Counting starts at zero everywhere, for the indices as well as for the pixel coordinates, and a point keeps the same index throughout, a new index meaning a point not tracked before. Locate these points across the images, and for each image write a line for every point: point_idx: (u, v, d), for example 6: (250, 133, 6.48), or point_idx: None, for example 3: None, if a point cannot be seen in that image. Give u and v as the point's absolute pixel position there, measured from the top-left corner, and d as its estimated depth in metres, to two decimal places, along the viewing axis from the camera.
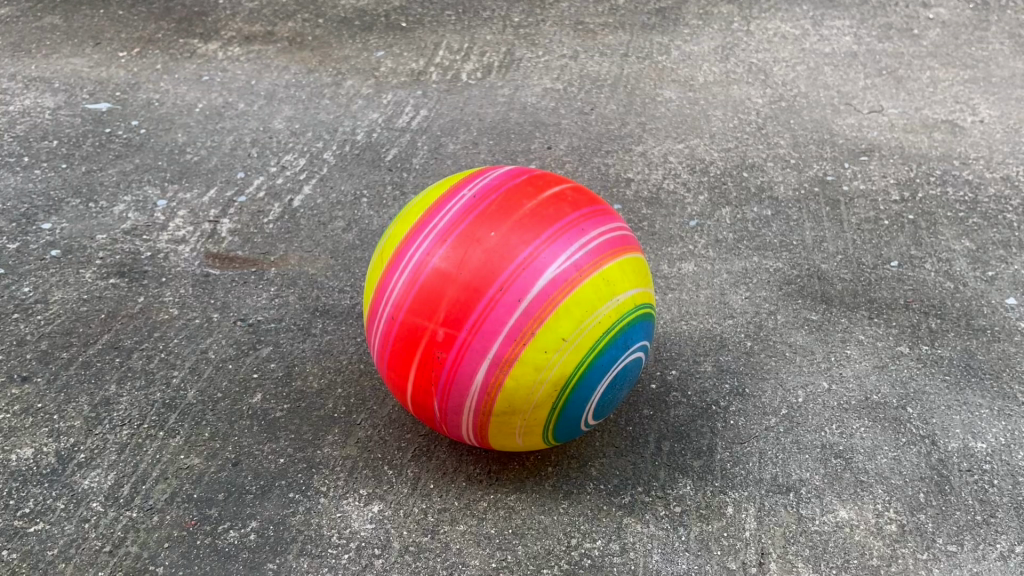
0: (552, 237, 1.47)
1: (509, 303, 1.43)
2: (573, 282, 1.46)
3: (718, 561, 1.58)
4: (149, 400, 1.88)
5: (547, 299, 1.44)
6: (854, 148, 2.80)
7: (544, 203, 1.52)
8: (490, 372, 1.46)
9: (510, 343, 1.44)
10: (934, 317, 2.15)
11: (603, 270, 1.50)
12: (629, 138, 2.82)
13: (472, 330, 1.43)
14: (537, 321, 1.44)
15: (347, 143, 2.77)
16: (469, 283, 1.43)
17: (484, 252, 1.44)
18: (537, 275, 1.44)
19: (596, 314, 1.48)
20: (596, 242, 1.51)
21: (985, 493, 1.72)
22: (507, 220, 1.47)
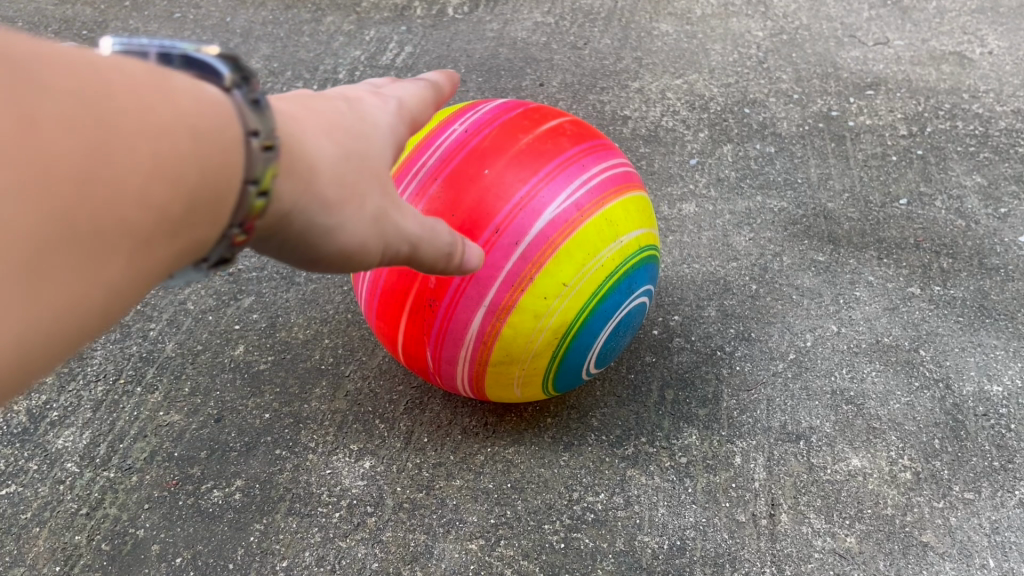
0: (550, 173, 1.36)
1: (507, 246, 1.32)
2: (574, 224, 1.36)
3: (727, 513, 1.51)
4: (126, 354, 1.78)
5: (547, 242, 1.34)
6: (859, 82, 2.68)
7: (541, 137, 1.41)
8: (486, 320, 1.37)
9: (508, 290, 1.35)
10: (945, 256, 2.06)
11: (606, 210, 1.40)
12: (625, 74, 2.69)
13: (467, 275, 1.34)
14: (537, 266, 1.34)
15: (329, 83, 2.63)
16: (462, 225, 1.33)
17: (478, 191, 1.34)
18: (535, 215, 1.33)
19: (599, 257, 1.39)
20: (598, 180, 1.41)
21: (1001, 438, 1.65)
22: (502, 155, 1.36)
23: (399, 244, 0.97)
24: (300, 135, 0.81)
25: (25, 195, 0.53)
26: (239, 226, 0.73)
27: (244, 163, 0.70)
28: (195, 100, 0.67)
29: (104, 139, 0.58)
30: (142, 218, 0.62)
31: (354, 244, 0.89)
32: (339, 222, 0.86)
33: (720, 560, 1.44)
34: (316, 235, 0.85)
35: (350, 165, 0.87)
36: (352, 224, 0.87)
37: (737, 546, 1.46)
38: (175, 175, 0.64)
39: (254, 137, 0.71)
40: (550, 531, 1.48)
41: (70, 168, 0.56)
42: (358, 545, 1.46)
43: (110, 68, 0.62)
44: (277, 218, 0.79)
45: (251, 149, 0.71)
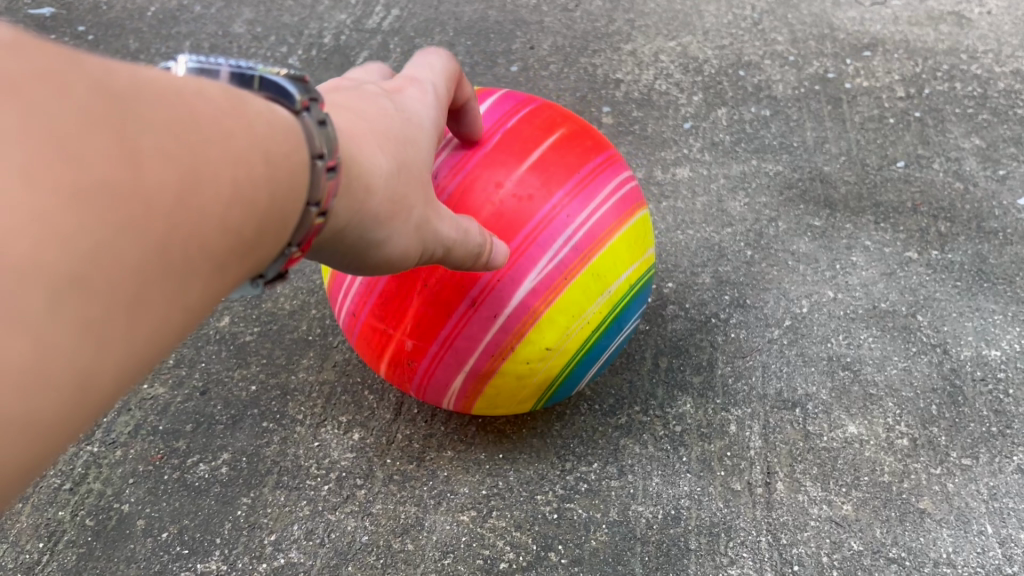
0: (533, 233, 1.25)
1: (486, 318, 1.27)
2: (556, 290, 1.27)
3: (722, 482, 1.49)
4: None
5: (527, 311, 1.27)
6: (856, 43, 2.63)
7: (526, 178, 1.26)
8: (467, 380, 1.35)
9: (488, 357, 1.31)
10: (943, 220, 2.03)
11: (592, 264, 1.30)
12: (617, 37, 2.63)
13: (444, 347, 1.30)
14: (517, 336, 1.29)
15: (313, 47, 2.56)
16: (437, 298, 1.26)
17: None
18: (515, 284, 1.25)
19: (583, 314, 1.32)
20: (584, 230, 1.28)
21: (999, 404, 1.63)
22: (481, 211, 1.24)
23: (436, 248, 1.02)
24: (361, 154, 0.84)
25: (131, 224, 0.52)
26: (295, 244, 0.75)
27: (314, 186, 0.72)
28: (267, 123, 0.68)
29: (195, 164, 0.57)
30: (222, 241, 0.61)
31: (397, 249, 0.94)
32: (387, 230, 0.90)
33: (716, 529, 1.42)
34: (364, 245, 0.89)
35: (400, 178, 0.91)
36: (398, 233, 0.92)
37: (732, 516, 1.44)
38: (251, 201, 0.64)
39: (322, 160, 0.72)
40: (542, 501, 1.46)
41: (169, 195, 0.54)
42: (347, 518, 1.43)
43: (192, 94, 0.61)
44: (330, 233, 0.82)
45: (319, 170, 0.72)
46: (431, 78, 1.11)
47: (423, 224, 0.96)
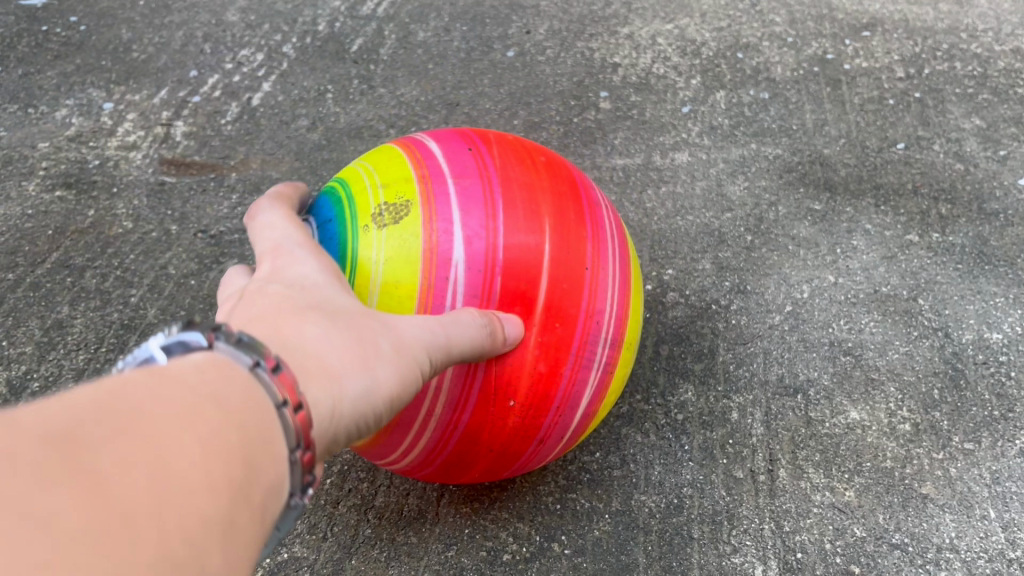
0: (577, 364, 1.16)
1: (552, 441, 1.23)
2: (605, 386, 1.24)
3: (725, 470, 1.48)
4: (106, 322, 1.73)
5: (586, 416, 1.24)
6: (855, 23, 2.61)
7: (552, 313, 1.12)
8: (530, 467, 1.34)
9: (553, 453, 1.30)
10: (944, 203, 2.02)
11: (625, 340, 1.24)
12: (614, 20, 2.61)
13: (515, 468, 1.27)
14: (579, 433, 1.28)
15: (308, 35, 2.54)
16: (504, 452, 1.20)
17: (515, 421, 1.15)
18: (574, 411, 1.20)
19: (624, 376, 1.30)
20: (612, 322, 1.20)
21: (1001, 387, 1.62)
22: (525, 376, 1.12)
23: (439, 355, 0.94)
24: (298, 356, 0.75)
25: (117, 546, 0.47)
26: (300, 446, 0.68)
27: (270, 393, 0.66)
28: (193, 369, 0.63)
29: (148, 449, 0.52)
30: (221, 500, 0.55)
31: (400, 386, 0.86)
32: (376, 376, 0.82)
33: (719, 517, 1.42)
34: (369, 401, 0.81)
35: (344, 332, 0.82)
36: (386, 369, 0.84)
37: (735, 504, 1.44)
38: (223, 445, 0.58)
39: (260, 365, 0.67)
40: (545, 492, 1.46)
41: (137, 499, 0.49)
42: (350, 512, 1.43)
43: (120, 387, 0.57)
44: (326, 421, 0.75)
45: (263, 377, 0.67)
46: (286, 232, 1.00)
47: (400, 347, 0.88)
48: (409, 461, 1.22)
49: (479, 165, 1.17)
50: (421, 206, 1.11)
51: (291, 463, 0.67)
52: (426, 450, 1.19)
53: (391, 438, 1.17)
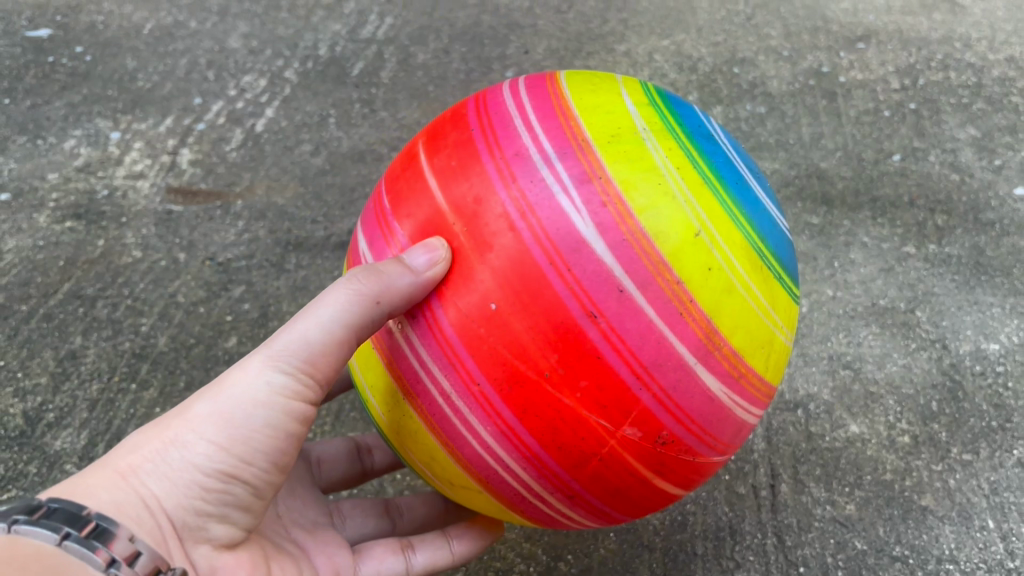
0: (525, 199, 0.85)
1: (619, 317, 0.82)
2: (611, 189, 0.84)
3: (727, 486, 1.51)
4: (118, 351, 1.76)
5: (627, 249, 0.82)
6: (850, 35, 2.64)
7: (456, 195, 0.90)
8: (717, 368, 0.87)
9: (684, 324, 0.84)
10: (940, 214, 2.04)
11: (590, 131, 0.88)
12: (611, 37, 2.64)
13: (649, 374, 0.83)
14: (664, 268, 0.83)
15: (310, 60, 2.58)
16: (573, 362, 0.82)
17: (516, 317, 0.83)
18: (579, 243, 0.82)
19: (652, 160, 0.87)
20: (540, 133, 0.89)
21: (999, 398, 1.65)
22: (477, 274, 0.86)
23: (304, 356, 0.95)
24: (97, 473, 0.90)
25: None
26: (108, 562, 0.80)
27: (42, 537, 0.78)
28: None
29: None
30: None
31: (232, 426, 0.94)
32: (184, 440, 0.92)
33: (721, 533, 1.45)
34: (189, 462, 0.92)
35: (155, 426, 0.94)
36: (199, 421, 0.93)
37: (738, 519, 1.46)
38: None
39: (17, 521, 0.78)
40: None
41: None
42: None
43: None
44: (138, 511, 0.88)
45: (28, 528, 0.78)
46: None
47: (210, 398, 0.94)
48: (526, 481, 0.91)
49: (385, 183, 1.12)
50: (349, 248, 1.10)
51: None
52: (515, 459, 0.89)
53: (472, 466, 0.92)
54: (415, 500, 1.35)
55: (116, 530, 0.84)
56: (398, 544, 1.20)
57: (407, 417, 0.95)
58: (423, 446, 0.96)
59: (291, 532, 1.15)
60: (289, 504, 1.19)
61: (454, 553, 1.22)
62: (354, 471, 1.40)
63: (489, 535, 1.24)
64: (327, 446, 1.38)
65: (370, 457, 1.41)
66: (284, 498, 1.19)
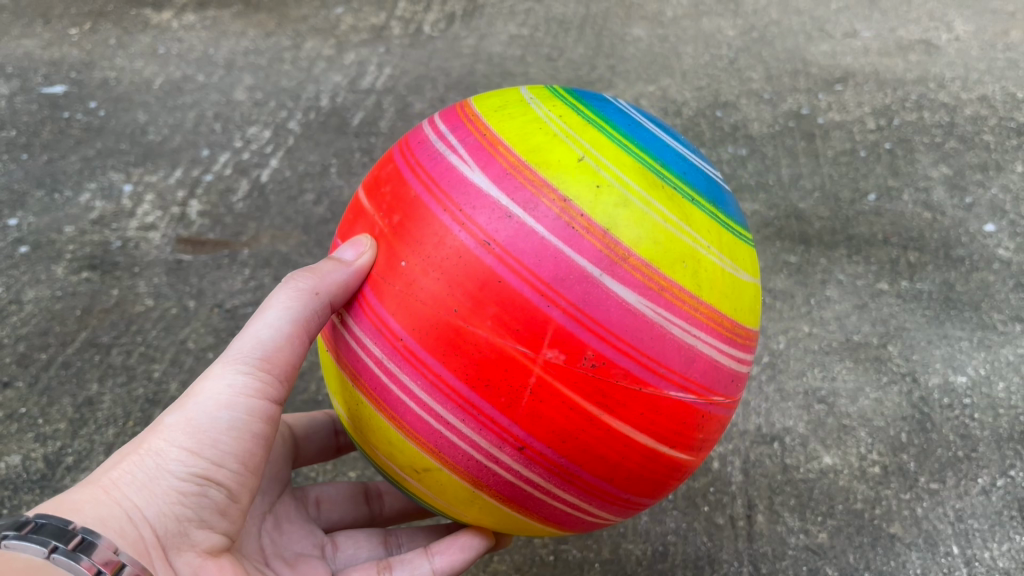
0: (425, 172, 0.99)
1: (511, 238, 0.89)
2: (494, 144, 0.97)
3: (706, 517, 1.59)
4: (133, 397, 1.87)
5: (509, 181, 0.92)
6: (828, 77, 2.75)
7: (374, 195, 1.05)
8: (634, 284, 0.89)
9: (580, 239, 0.89)
10: (913, 251, 2.14)
11: (482, 112, 1.04)
12: (599, 83, 2.76)
13: (552, 292, 0.87)
14: (550, 192, 0.91)
15: (311, 110, 2.71)
16: (476, 295, 0.89)
17: (422, 267, 0.93)
18: (468, 190, 0.94)
19: (534, 117, 1.00)
20: (440, 127, 1.05)
21: (966, 429, 1.74)
22: (390, 241, 0.98)
23: (260, 355, 1.08)
24: (78, 495, 0.97)
25: None
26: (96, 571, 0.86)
27: (31, 551, 0.84)
28: None
29: None
30: None
31: (201, 428, 1.03)
32: (157, 447, 1.01)
33: (700, 562, 1.54)
34: (165, 468, 1.00)
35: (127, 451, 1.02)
36: (169, 429, 1.02)
37: (716, 548, 1.55)
38: None
39: (6, 537, 0.84)
40: (540, 545, 1.58)
41: None
42: None
43: None
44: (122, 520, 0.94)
45: (16, 545, 0.84)
46: None
47: (177, 411, 1.04)
48: (470, 440, 0.92)
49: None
50: None
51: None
52: (451, 415, 0.92)
53: (421, 436, 0.95)
54: (416, 535, 1.39)
55: (102, 542, 0.90)
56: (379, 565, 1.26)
57: (360, 405, 1.02)
58: (380, 431, 1.01)
59: (273, 564, 1.23)
60: (275, 537, 1.29)
61: (434, 568, 1.24)
62: (362, 516, 1.49)
63: (472, 549, 1.23)
64: (333, 489, 1.48)
65: (379, 502, 1.50)
66: (269, 531, 1.28)
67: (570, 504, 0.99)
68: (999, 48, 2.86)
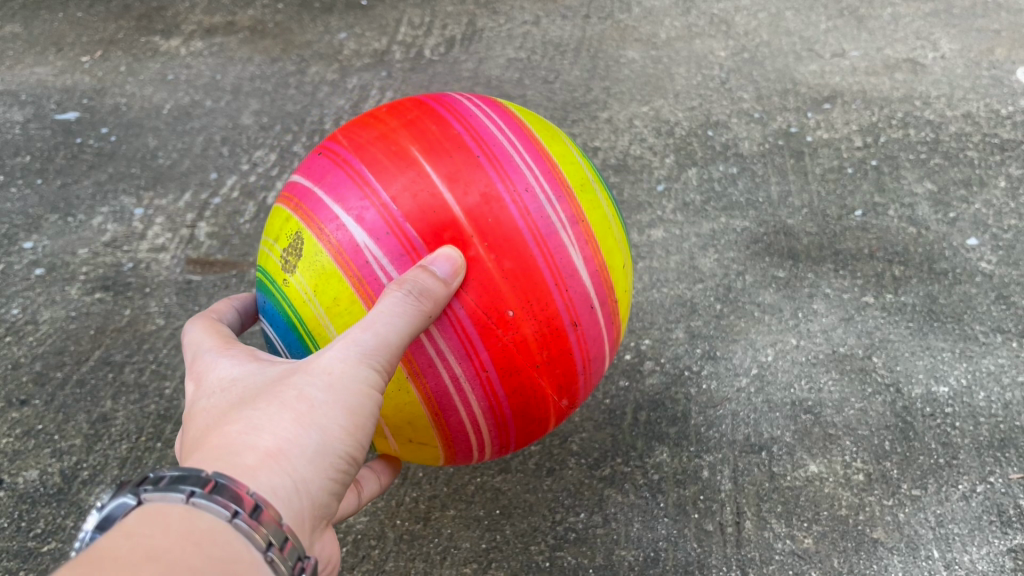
0: (537, 228, 1.15)
1: (587, 326, 1.21)
2: (589, 235, 1.21)
3: (696, 524, 1.66)
4: (145, 413, 1.95)
5: (596, 277, 1.22)
6: (817, 96, 2.83)
7: (476, 211, 1.12)
8: (610, 357, 1.34)
9: (610, 329, 1.28)
10: (897, 265, 2.21)
11: (568, 182, 1.23)
12: (594, 105, 2.84)
13: (586, 366, 1.26)
14: (612, 294, 1.25)
15: (316, 134, 2.80)
16: (551, 356, 1.19)
17: (527, 322, 1.14)
18: (573, 270, 1.18)
19: (604, 212, 1.28)
20: (535, 174, 1.19)
21: (947, 437, 1.81)
22: (497, 281, 1.12)
23: (400, 346, 1.03)
24: (242, 458, 0.89)
25: None
26: (270, 546, 0.83)
27: (215, 513, 0.81)
28: (154, 520, 0.77)
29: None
30: None
31: (354, 411, 0.98)
32: (320, 422, 0.95)
33: (691, 567, 1.60)
34: (330, 446, 0.95)
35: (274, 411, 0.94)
36: (329, 406, 0.96)
37: (705, 554, 1.62)
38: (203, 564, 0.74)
39: (194, 493, 0.81)
40: (536, 551, 1.65)
41: None
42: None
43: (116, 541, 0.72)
44: (295, 497, 0.90)
45: (202, 503, 0.81)
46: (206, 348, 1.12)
47: (334, 386, 0.97)
48: (483, 438, 1.25)
49: (332, 159, 1.23)
50: (314, 230, 1.18)
51: (270, 561, 0.82)
52: (488, 421, 1.22)
53: (450, 427, 1.21)
54: None
55: (275, 509, 0.86)
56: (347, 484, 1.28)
57: (401, 391, 1.17)
58: (410, 411, 1.19)
59: None
60: None
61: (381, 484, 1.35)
62: None
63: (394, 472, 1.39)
64: None
65: None
66: None
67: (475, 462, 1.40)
68: (984, 65, 2.94)
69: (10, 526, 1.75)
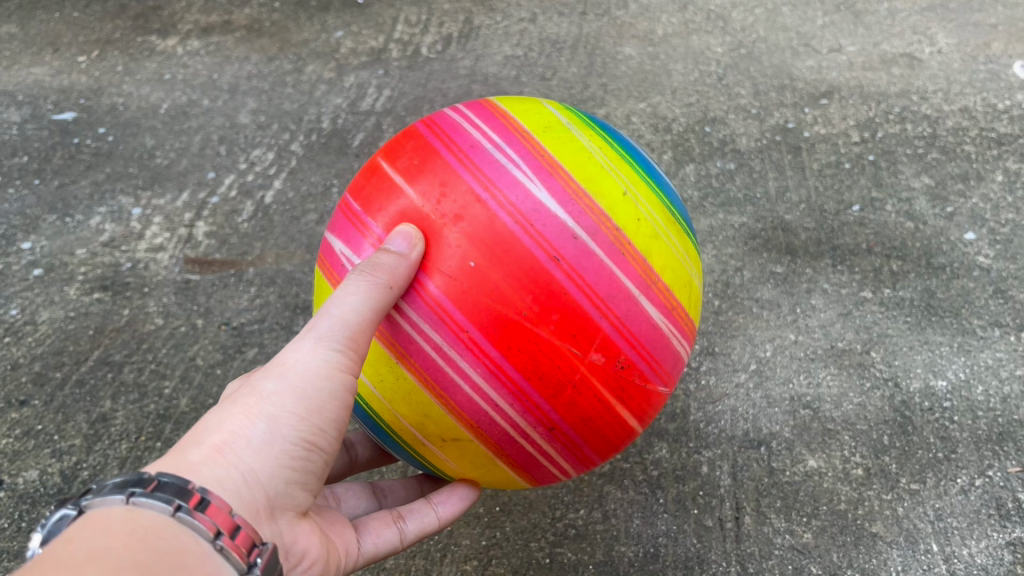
0: (485, 175, 1.10)
1: (575, 257, 1.06)
2: (554, 167, 1.12)
3: (696, 519, 1.66)
4: (144, 413, 1.95)
5: (574, 205, 1.09)
6: (814, 91, 2.83)
7: (421, 184, 1.13)
8: (654, 298, 1.13)
9: (625, 261, 1.10)
10: (895, 259, 2.21)
11: (528, 129, 1.18)
12: (592, 102, 2.84)
13: (603, 305, 1.07)
14: (606, 219, 1.10)
15: (313, 132, 2.80)
16: (542, 301, 1.05)
17: (493, 269, 1.05)
18: (537, 204, 1.08)
19: (581, 146, 1.18)
20: (485, 132, 1.17)
21: (946, 431, 1.81)
22: (451, 241, 1.07)
23: (359, 327, 1.02)
24: (185, 453, 0.91)
25: None
26: (218, 536, 0.83)
27: (158, 509, 0.81)
28: (97, 525, 0.77)
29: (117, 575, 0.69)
30: None
31: (306, 396, 0.99)
32: (268, 412, 0.96)
33: (690, 563, 1.61)
34: (277, 434, 0.96)
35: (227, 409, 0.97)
36: (277, 395, 0.97)
37: (704, 549, 1.62)
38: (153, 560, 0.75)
39: (135, 493, 0.81)
40: (536, 548, 1.65)
41: None
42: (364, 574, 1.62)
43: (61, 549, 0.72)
44: (243, 489, 0.92)
45: (143, 502, 0.81)
46: None
47: (281, 376, 0.99)
48: (512, 418, 1.11)
49: None
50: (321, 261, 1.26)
51: (220, 549, 0.83)
52: (508, 400, 1.09)
53: (465, 413, 1.12)
54: (397, 484, 1.47)
55: (224, 502, 0.87)
56: (387, 519, 1.27)
57: (401, 379, 1.13)
58: (418, 404, 1.13)
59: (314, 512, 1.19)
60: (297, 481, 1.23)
61: (439, 516, 1.31)
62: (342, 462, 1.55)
63: (469, 498, 1.32)
64: None
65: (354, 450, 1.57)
66: None
67: (563, 469, 1.23)
68: (980, 59, 2.94)
69: (10, 527, 1.76)
